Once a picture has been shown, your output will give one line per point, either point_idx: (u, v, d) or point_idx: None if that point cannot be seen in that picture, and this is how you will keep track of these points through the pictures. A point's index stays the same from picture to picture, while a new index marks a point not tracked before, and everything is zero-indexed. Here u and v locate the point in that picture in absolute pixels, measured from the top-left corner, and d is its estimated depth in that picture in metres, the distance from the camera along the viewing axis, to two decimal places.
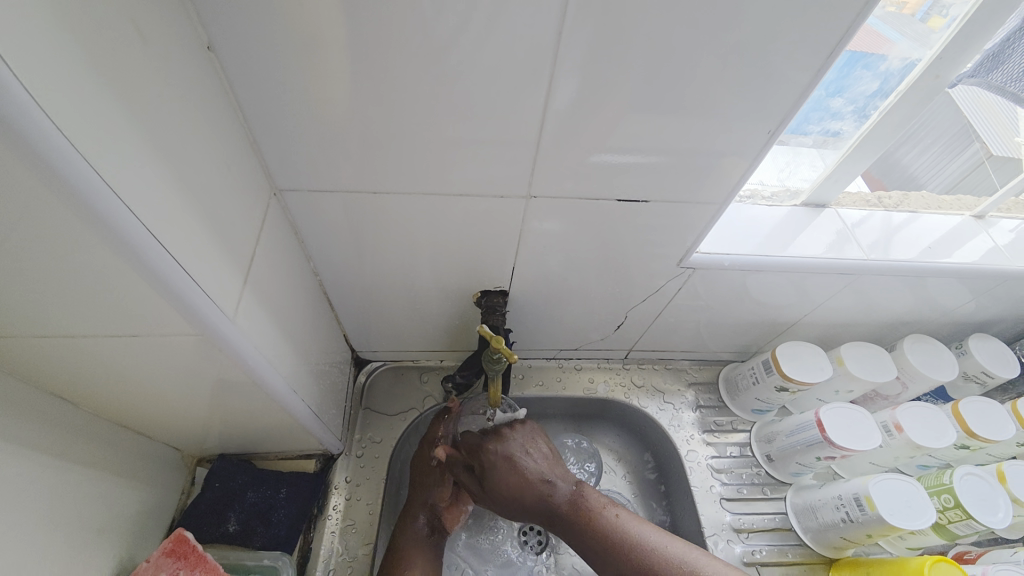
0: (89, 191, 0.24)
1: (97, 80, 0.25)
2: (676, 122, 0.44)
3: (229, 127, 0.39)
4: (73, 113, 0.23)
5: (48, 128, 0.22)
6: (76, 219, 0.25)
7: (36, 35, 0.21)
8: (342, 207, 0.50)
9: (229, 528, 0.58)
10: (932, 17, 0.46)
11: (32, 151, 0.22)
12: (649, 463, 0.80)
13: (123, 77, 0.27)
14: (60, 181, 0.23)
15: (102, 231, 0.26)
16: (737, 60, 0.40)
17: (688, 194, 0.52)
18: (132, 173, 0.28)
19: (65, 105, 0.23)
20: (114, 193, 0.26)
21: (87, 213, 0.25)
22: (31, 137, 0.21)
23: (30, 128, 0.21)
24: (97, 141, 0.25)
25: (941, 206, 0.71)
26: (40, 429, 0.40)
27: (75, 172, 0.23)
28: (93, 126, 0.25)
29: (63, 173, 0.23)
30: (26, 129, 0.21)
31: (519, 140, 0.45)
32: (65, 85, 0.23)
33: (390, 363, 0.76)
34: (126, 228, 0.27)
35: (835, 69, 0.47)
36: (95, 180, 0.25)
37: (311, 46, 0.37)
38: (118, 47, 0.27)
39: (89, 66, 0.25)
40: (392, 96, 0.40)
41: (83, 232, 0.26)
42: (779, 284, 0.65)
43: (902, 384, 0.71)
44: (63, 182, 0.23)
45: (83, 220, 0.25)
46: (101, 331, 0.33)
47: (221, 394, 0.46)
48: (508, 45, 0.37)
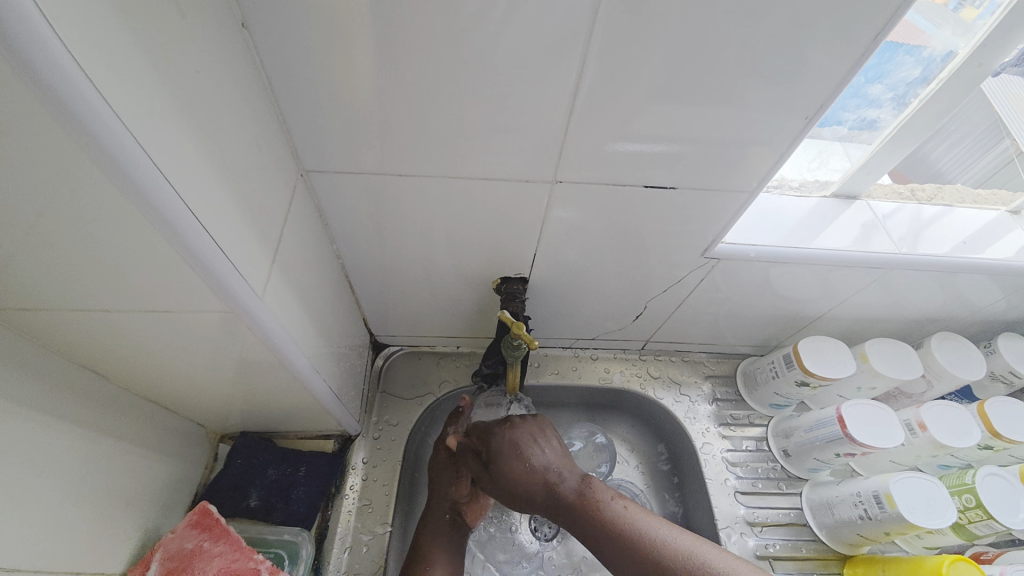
0: (124, 159, 0.24)
1: (133, 47, 0.25)
2: (708, 109, 0.43)
3: (259, 106, 0.39)
4: (116, 86, 0.24)
5: (93, 102, 0.22)
6: (111, 187, 0.25)
7: (85, 8, 0.22)
8: (366, 191, 0.50)
9: (249, 504, 0.60)
10: (964, 8, 0.45)
11: (70, 115, 0.21)
12: (662, 454, 0.80)
13: (162, 52, 0.27)
14: (95, 147, 0.23)
15: (138, 205, 0.26)
16: (776, 45, 0.38)
17: (717, 184, 0.51)
18: (166, 142, 0.27)
19: (105, 76, 0.23)
20: (149, 161, 0.26)
21: (128, 188, 0.25)
22: (77, 111, 0.22)
23: (67, 90, 0.21)
24: (137, 116, 0.25)
25: (975, 200, 0.69)
26: (73, 400, 0.40)
27: (118, 148, 0.24)
28: (134, 102, 0.25)
29: (106, 148, 0.23)
30: (72, 103, 0.21)
31: (547, 125, 0.44)
32: (108, 56, 0.23)
33: (407, 348, 0.77)
34: (159, 198, 0.27)
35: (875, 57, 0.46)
36: (131, 147, 0.24)
37: (338, 25, 0.36)
38: (157, 21, 0.27)
39: (133, 38, 0.25)
40: (419, 78, 0.40)
41: (125, 208, 0.26)
42: (804, 278, 0.64)
43: (927, 383, 0.69)
44: (99, 147, 0.23)
45: (125, 197, 0.25)
46: (131, 305, 0.34)
47: (245, 372, 0.47)
48: (539, 25, 0.36)
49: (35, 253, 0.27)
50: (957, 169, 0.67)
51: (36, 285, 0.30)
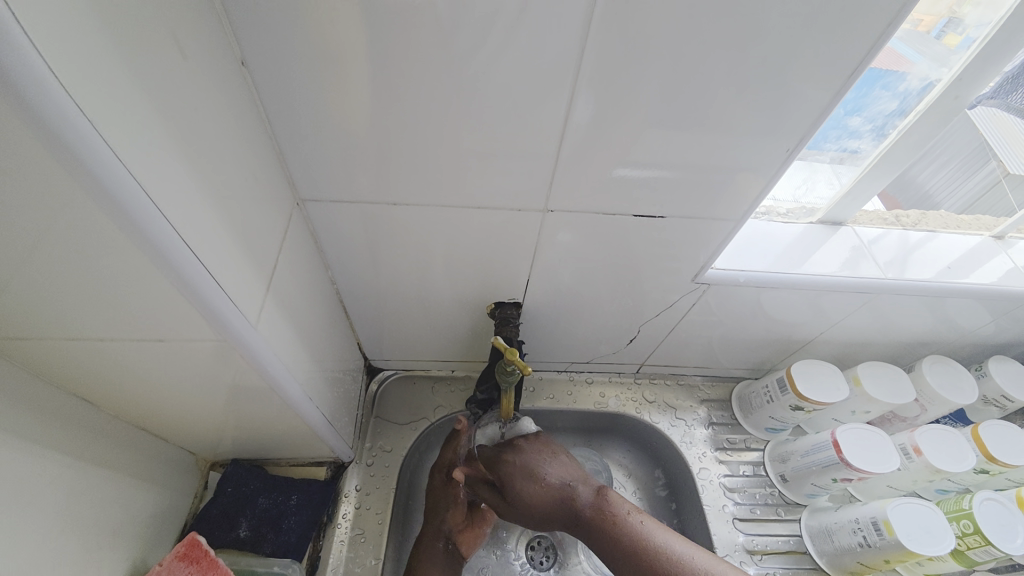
0: (118, 192, 0.25)
1: (133, 86, 0.26)
2: (691, 140, 0.45)
3: (258, 140, 0.40)
4: (119, 128, 0.25)
5: (97, 145, 0.23)
6: (106, 218, 0.25)
7: (91, 59, 0.23)
8: (361, 219, 0.51)
9: (239, 534, 0.58)
10: (949, 33, 0.46)
11: (67, 151, 0.22)
12: (660, 480, 0.79)
13: (165, 93, 0.28)
14: (91, 180, 0.24)
15: (137, 239, 0.27)
16: (753, 81, 0.40)
17: (705, 211, 0.52)
18: (162, 174, 0.28)
19: (109, 120, 0.24)
20: (144, 193, 0.26)
21: (126, 223, 0.26)
22: (82, 154, 0.23)
23: (68, 131, 0.22)
24: (140, 156, 0.26)
25: (959, 225, 0.71)
26: (62, 428, 0.40)
27: (118, 186, 0.25)
28: (137, 143, 0.26)
29: (107, 186, 0.24)
30: (77, 146, 0.22)
31: (537, 155, 0.46)
32: (114, 101, 0.25)
33: (401, 373, 0.76)
34: (156, 231, 0.27)
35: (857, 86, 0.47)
36: (125, 179, 0.25)
37: (335, 63, 0.38)
38: (162, 65, 0.28)
39: (135, 83, 0.26)
40: (413, 113, 0.42)
41: (123, 242, 0.27)
42: (794, 302, 0.64)
43: (920, 407, 0.69)
44: (95, 181, 0.24)
45: (124, 232, 0.26)
46: (126, 333, 0.34)
47: (238, 399, 0.47)
48: (527, 63, 0.38)
49: (33, 284, 0.28)
50: (944, 193, 0.70)
51: (33, 315, 0.31)
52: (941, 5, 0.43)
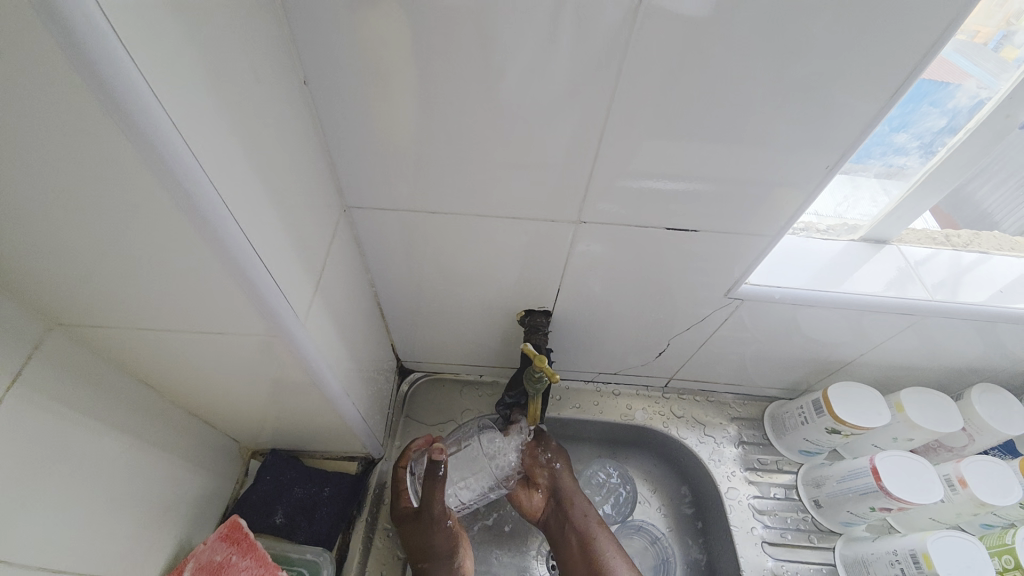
0: (199, 199, 0.28)
1: (215, 102, 0.29)
2: (726, 156, 0.45)
3: (313, 150, 0.44)
4: (204, 143, 0.28)
5: (187, 159, 0.26)
6: (184, 219, 0.28)
7: (184, 83, 0.26)
8: (401, 226, 0.54)
9: (275, 521, 0.61)
10: (1006, 47, 0.45)
11: (160, 161, 0.25)
12: (685, 497, 0.78)
13: (241, 112, 0.32)
14: (175, 186, 0.26)
15: (212, 242, 0.30)
16: (790, 99, 0.41)
17: (738, 225, 0.52)
18: (235, 180, 0.31)
19: (197, 137, 0.27)
20: (218, 199, 0.29)
21: (203, 227, 0.29)
22: (173, 167, 0.26)
23: (165, 147, 0.25)
24: (219, 167, 0.29)
25: (1016, 247, 0.67)
26: (128, 409, 0.44)
27: (200, 195, 0.28)
28: (218, 156, 0.29)
29: (191, 195, 0.27)
30: (170, 160, 0.25)
31: (572, 168, 0.47)
32: (202, 120, 0.28)
33: (431, 375, 0.78)
34: (228, 236, 0.30)
35: (907, 96, 0.46)
36: (204, 186, 0.28)
37: (386, 81, 0.41)
38: (239, 85, 0.31)
39: (218, 103, 0.29)
40: (455, 127, 0.44)
41: (200, 244, 0.30)
42: (834, 321, 0.63)
43: (969, 437, 0.66)
44: (178, 185, 0.26)
45: (201, 235, 0.29)
46: (190, 324, 0.37)
47: (281, 391, 0.50)
48: (566, 81, 0.40)
49: (120, 278, 0.31)
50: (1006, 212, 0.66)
51: (116, 305, 0.34)
52: (997, 17, 0.43)
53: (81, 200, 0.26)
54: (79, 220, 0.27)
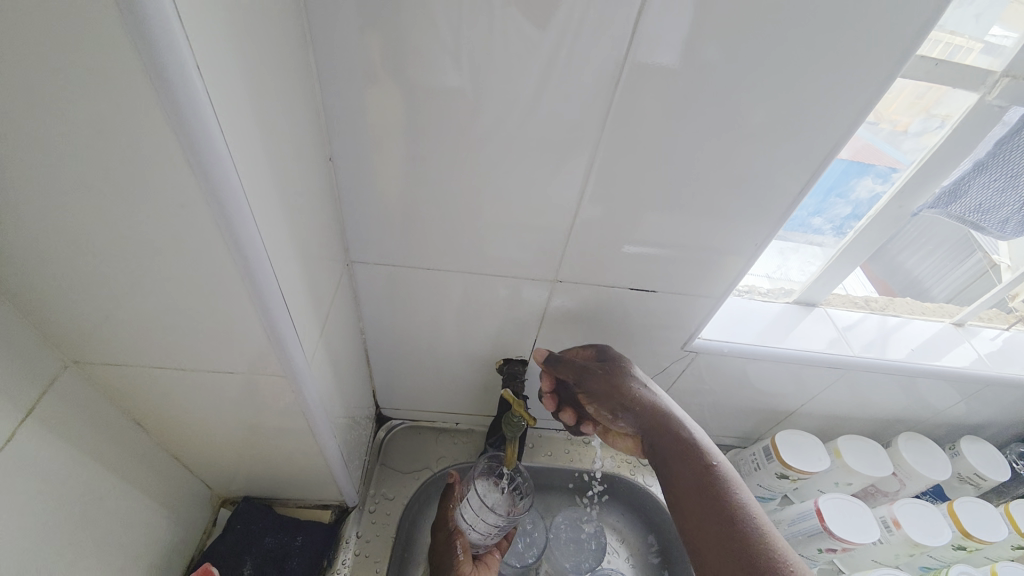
0: (251, 256, 0.32)
1: (270, 176, 0.35)
2: (680, 230, 0.54)
3: (327, 211, 0.49)
4: (261, 210, 0.33)
5: (249, 225, 0.31)
6: (234, 269, 0.33)
7: (255, 163, 0.32)
8: (396, 279, 0.59)
9: (242, 573, 0.59)
10: (927, 133, 0.53)
11: (229, 224, 0.30)
12: (652, 546, 0.80)
13: (285, 182, 0.38)
14: (234, 244, 0.31)
15: (250, 289, 0.34)
16: (727, 187, 0.51)
17: (692, 287, 0.60)
18: (276, 238, 0.36)
19: (258, 206, 0.33)
20: (266, 256, 0.34)
21: (247, 277, 0.34)
22: (237, 230, 0.31)
23: (236, 216, 0.30)
24: (268, 229, 0.35)
25: (924, 312, 0.79)
26: (121, 447, 0.45)
27: (254, 253, 0.33)
28: (268, 220, 0.35)
29: (245, 252, 0.32)
30: (236, 224, 0.31)
31: (552, 234, 0.54)
32: (261, 192, 0.33)
33: (409, 423, 0.80)
34: (265, 286, 0.35)
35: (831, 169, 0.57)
36: (257, 245, 0.33)
37: (398, 157, 0.48)
38: (285, 160, 0.38)
39: (273, 177, 0.35)
40: (454, 196, 0.51)
41: (239, 289, 0.34)
42: (777, 373, 0.70)
43: (900, 482, 0.73)
44: (237, 243, 0.31)
45: (243, 283, 0.34)
46: (203, 363, 0.41)
47: (270, 434, 0.52)
48: (550, 164, 0.49)
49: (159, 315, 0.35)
50: (933, 281, 0.83)
51: (144, 342, 0.38)
52: (914, 110, 0.52)
53: (148, 249, 0.31)
54: (140, 265, 0.32)
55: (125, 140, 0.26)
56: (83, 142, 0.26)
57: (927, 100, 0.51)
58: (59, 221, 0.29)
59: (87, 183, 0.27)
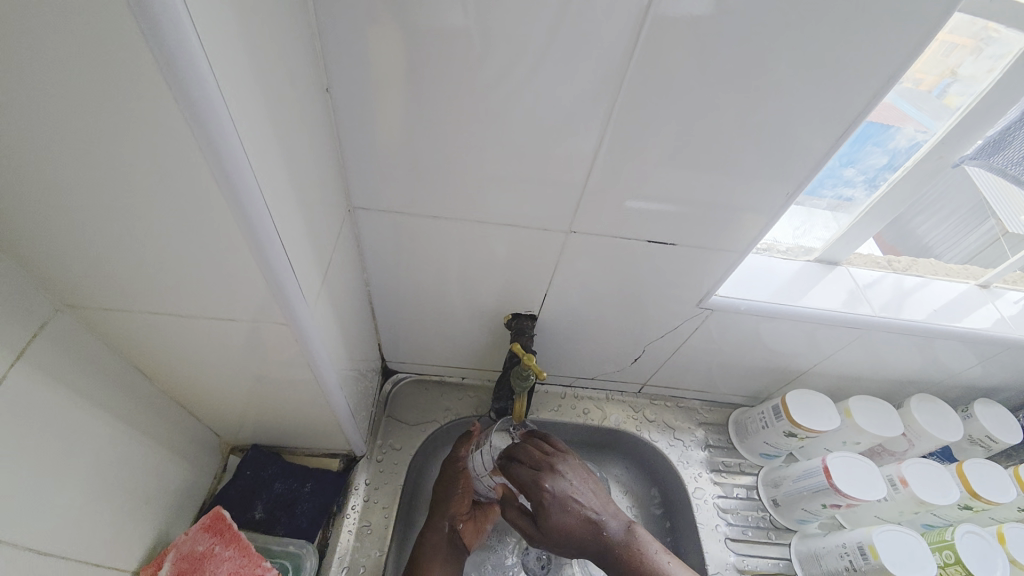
0: (242, 189, 0.30)
1: (259, 103, 0.31)
2: (705, 178, 0.50)
3: (327, 151, 0.46)
4: (252, 139, 0.30)
5: (238, 153, 0.28)
6: (225, 204, 0.30)
7: (240, 78, 0.28)
8: (400, 227, 0.56)
9: (254, 516, 0.61)
10: (948, 95, 0.51)
11: (214, 150, 0.27)
12: (655, 498, 0.81)
13: (278, 111, 0.34)
14: (222, 175, 0.28)
15: (245, 229, 0.32)
16: (759, 131, 0.46)
17: (712, 242, 0.57)
18: (272, 176, 0.33)
19: (247, 132, 0.30)
20: (258, 192, 0.31)
21: (241, 216, 0.31)
22: (225, 158, 0.28)
23: (222, 140, 0.27)
24: (260, 163, 0.31)
25: (949, 273, 0.75)
26: (121, 395, 0.44)
27: (245, 186, 0.30)
28: (260, 152, 0.31)
29: (235, 185, 0.29)
30: (223, 151, 0.27)
31: (566, 181, 0.51)
32: (250, 117, 0.30)
33: (415, 376, 0.80)
34: (260, 227, 0.32)
35: (855, 135, 0.53)
36: (249, 179, 0.30)
37: (398, 92, 0.43)
38: (277, 85, 0.34)
39: (262, 104, 0.31)
40: (460, 137, 0.47)
41: (233, 230, 0.32)
42: (791, 333, 0.68)
43: (908, 442, 0.72)
44: (225, 175, 0.28)
45: (236, 222, 0.31)
46: (202, 309, 0.39)
47: (274, 383, 0.51)
48: (565, 102, 0.44)
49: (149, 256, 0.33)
50: (945, 246, 0.75)
51: (137, 285, 0.36)
52: (940, 67, 0.49)
53: (130, 184, 0.28)
54: (121, 203, 0.29)
55: (89, 46, 0.23)
56: (41, 45, 0.22)
57: (954, 58, 0.48)
58: (27, 146, 0.26)
59: (50, 101, 0.24)
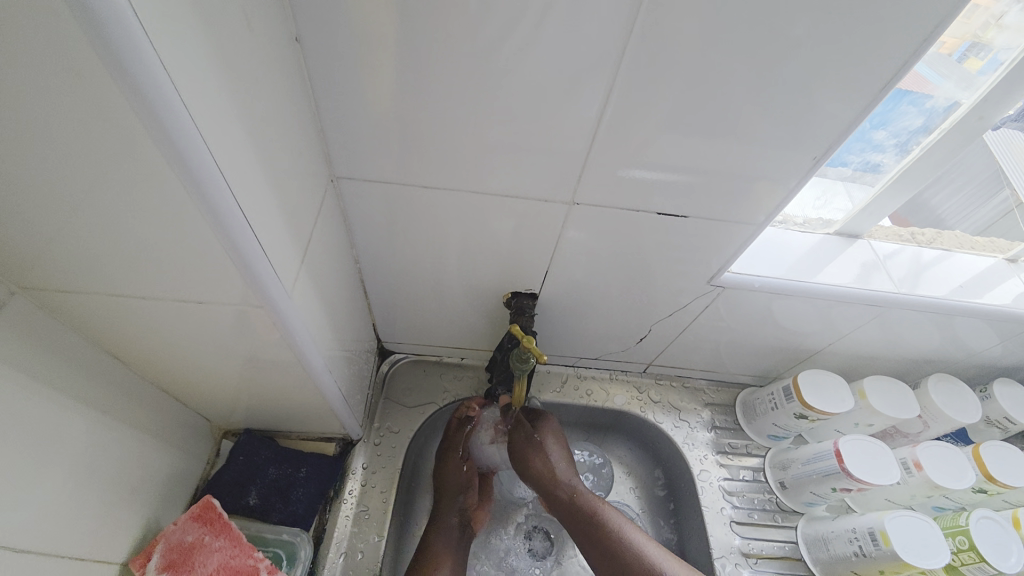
0: (190, 156, 0.26)
1: (205, 53, 0.27)
2: (720, 145, 0.45)
3: (302, 117, 0.42)
4: (197, 96, 0.26)
5: (178, 112, 0.25)
6: (171, 173, 0.26)
7: (176, 21, 0.24)
8: (389, 201, 0.52)
9: (248, 502, 0.60)
10: (970, 58, 0.47)
11: (149, 110, 0.23)
12: (659, 480, 0.80)
13: (232, 66, 0.30)
14: (163, 139, 0.25)
15: (200, 204, 0.28)
16: (782, 91, 0.41)
17: (726, 215, 0.53)
18: (225, 135, 0.29)
19: (190, 88, 0.26)
20: (211, 157, 0.27)
21: (193, 188, 0.27)
22: (164, 118, 0.24)
23: (156, 96, 0.23)
24: (210, 126, 0.28)
25: (975, 247, 0.70)
26: (92, 383, 0.42)
27: (193, 153, 0.26)
28: (209, 113, 0.27)
29: (181, 152, 0.26)
30: (160, 109, 0.24)
31: (567, 149, 0.46)
32: (192, 70, 0.26)
33: (412, 357, 0.78)
34: (218, 199, 0.29)
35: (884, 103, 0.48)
36: (193, 136, 0.26)
37: (378, 48, 0.39)
38: (231, 35, 0.29)
39: (209, 56, 0.27)
40: (449, 100, 0.42)
41: (188, 205, 0.28)
42: (805, 311, 0.65)
43: (923, 424, 0.70)
44: (164, 134, 0.24)
45: (189, 195, 0.28)
46: (170, 292, 0.36)
47: (258, 367, 0.48)
48: (565, 59, 0.39)
49: (97, 237, 0.30)
50: (957, 217, 0.69)
51: (91, 271, 0.32)
52: (967, 28, 0.44)
53: (59, 150, 0.24)
54: (53, 174, 0.25)
55: None
56: None
57: (976, 17, 0.43)
58: None
59: None
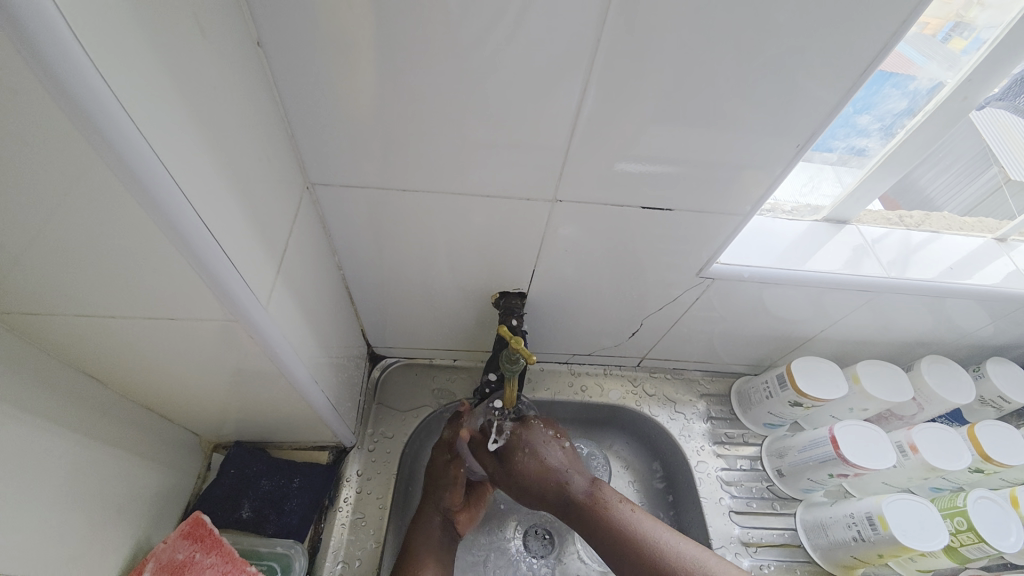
0: (143, 173, 0.25)
1: (152, 64, 0.26)
2: (701, 135, 0.45)
3: (271, 123, 0.41)
4: (147, 111, 0.25)
5: (125, 127, 0.24)
6: (125, 192, 0.25)
7: (118, 33, 0.23)
8: (368, 205, 0.51)
9: (241, 515, 0.59)
10: (954, 38, 0.46)
11: (95, 128, 0.23)
12: (657, 472, 0.80)
13: (185, 76, 0.29)
14: (113, 157, 0.24)
15: (160, 221, 0.27)
16: (761, 78, 0.40)
17: (712, 205, 0.52)
18: (180, 146, 0.28)
19: (139, 102, 0.25)
20: (166, 172, 0.27)
21: (150, 206, 0.26)
22: (110, 135, 0.23)
23: (100, 114, 0.22)
24: (164, 140, 0.27)
25: (963, 227, 0.70)
26: (70, 407, 0.41)
27: (145, 170, 0.25)
28: (161, 127, 0.27)
29: (133, 169, 0.25)
30: (105, 127, 0.23)
31: (546, 146, 0.45)
32: (138, 83, 0.25)
33: (403, 361, 0.77)
34: (178, 214, 0.28)
35: (866, 86, 0.47)
36: (144, 150, 0.25)
37: (345, 49, 0.38)
38: (183, 43, 0.28)
39: (159, 68, 0.26)
40: (422, 101, 0.41)
41: (147, 223, 0.27)
42: (796, 299, 0.65)
43: (917, 405, 0.70)
44: (110, 148, 0.23)
45: (147, 213, 0.27)
46: (140, 310, 0.34)
47: (241, 380, 0.47)
48: (537, 53, 0.38)
49: (56, 260, 0.28)
50: (945, 197, 0.69)
51: (54, 293, 0.31)
52: (950, 7, 0.43)
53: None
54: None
55: None
56: None
57: None
58: None
59: None
